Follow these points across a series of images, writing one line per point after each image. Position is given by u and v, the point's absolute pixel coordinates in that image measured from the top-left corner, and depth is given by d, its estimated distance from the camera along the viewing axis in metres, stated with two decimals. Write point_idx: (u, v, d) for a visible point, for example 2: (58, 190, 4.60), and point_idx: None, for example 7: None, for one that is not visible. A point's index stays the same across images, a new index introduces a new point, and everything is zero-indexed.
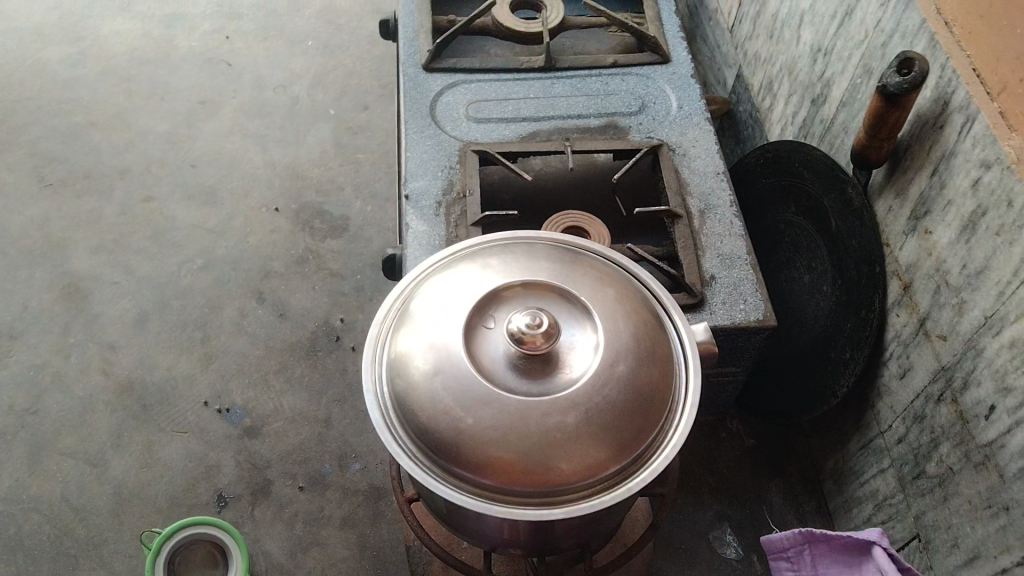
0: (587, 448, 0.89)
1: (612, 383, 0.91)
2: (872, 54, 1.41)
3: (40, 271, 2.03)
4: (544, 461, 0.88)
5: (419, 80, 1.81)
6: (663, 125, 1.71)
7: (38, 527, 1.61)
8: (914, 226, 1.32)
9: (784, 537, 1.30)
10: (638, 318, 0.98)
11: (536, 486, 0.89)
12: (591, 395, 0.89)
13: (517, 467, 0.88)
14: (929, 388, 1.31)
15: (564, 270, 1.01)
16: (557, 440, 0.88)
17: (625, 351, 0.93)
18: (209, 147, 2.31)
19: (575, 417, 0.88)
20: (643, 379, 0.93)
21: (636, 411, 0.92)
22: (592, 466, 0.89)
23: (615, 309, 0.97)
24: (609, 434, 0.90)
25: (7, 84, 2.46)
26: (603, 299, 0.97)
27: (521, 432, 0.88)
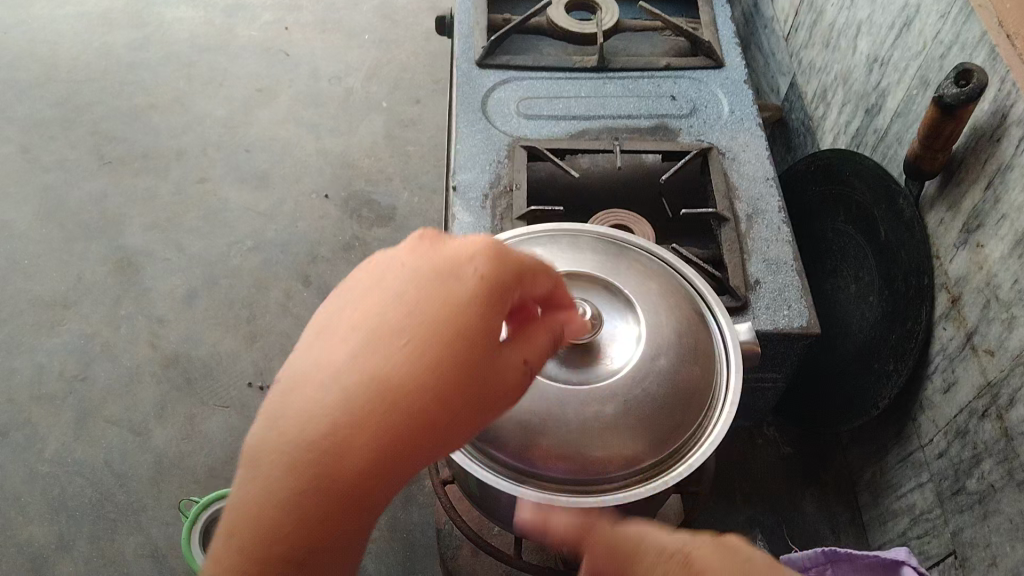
0: (624, 439, 0.89)
1: (652, 376, 0.91)
2: (929, 66, 1.40)
3: (94, 244, 2.09)
4: (582, 450, 0.88)
5: (473, 75, 1.83)
6: (713, 129, 1.71)
7: (80, 490, 1.66)
8: (965, 238, 1.29)
9: (805, 556, 1.29)
10: (682, 314, 0.98)
11: (571, 474, 0.88)
12: (631, 387, 0.90)
13: (555, 453, 0.88)
14: (973, 404, 1.27)
15: (609, 263, 1.02)
16: (594, 429, 0.88)
17: (667, 346, 0.94)
18: (263, 133, 2.36)
19: (613, 407, 0.89)
20: (684, 375, 0.93)
21: (675, 406, 0.92)
22: (630, 458, 0.89)
23: (659, 305, 0.97)
24: (647, 425, 0.90)
25: (74, 64, 2.54)
26: (647, 294, 0.98)
27: (559, 419, 0.88)
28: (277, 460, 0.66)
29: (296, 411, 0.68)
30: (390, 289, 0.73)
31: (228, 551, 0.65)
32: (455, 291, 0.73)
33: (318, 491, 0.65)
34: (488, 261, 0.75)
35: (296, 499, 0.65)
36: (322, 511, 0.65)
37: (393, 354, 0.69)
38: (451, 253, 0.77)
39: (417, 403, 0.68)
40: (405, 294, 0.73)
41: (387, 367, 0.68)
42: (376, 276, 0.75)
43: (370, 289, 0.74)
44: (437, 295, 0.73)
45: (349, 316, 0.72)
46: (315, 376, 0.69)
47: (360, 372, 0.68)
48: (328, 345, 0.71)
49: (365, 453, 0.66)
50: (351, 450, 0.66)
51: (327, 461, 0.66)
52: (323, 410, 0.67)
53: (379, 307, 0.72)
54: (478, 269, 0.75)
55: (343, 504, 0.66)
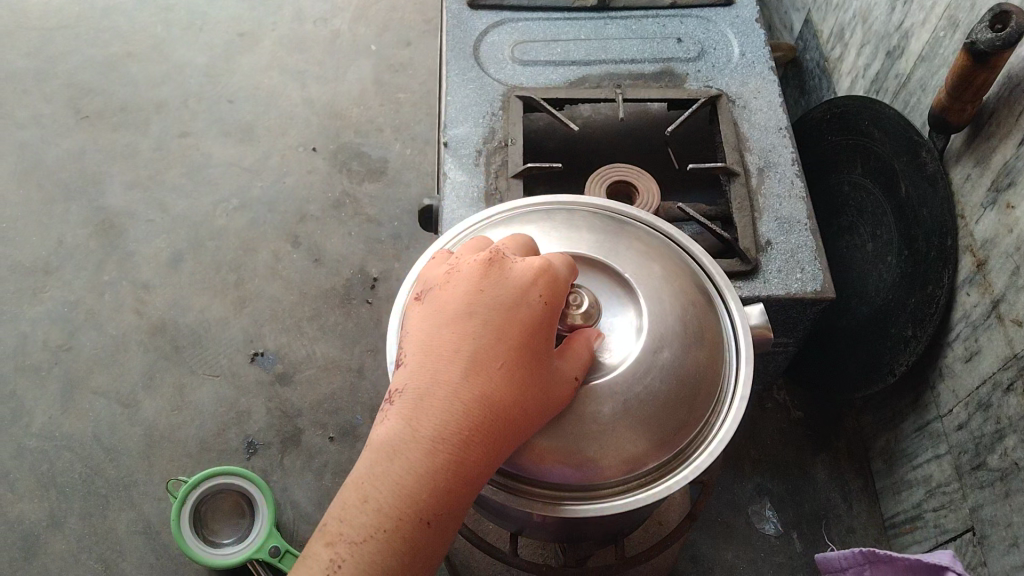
0: (626, 440, 0.82)
1: (654, 371, 0.83)
2: (960, 5, 1.28)
3: (74, 205, 2.02)
4: (580, 455, 0.81)
5: (464, 18, 1.70)
6: (722, 74, 1.59)
7: (71, 465, 1.66)
8: (994, 198, 1.19)
9: (843, 556, 1.17)
10: (688, 298, 0.89)
11: (570, 479, 0.82)
12: (632, 386, 0.82)
13: (550, 457, 0.81)
14: (997, 375, 1.19)
15: (607, 242, 0.92)
16: (593, 432, 0.81)
17: (669, 335, 0.85)
18: (246, 82, 2.24)
19: (612, 407, 0.81)
20: (690, 365, 0.85)
21: (679, 404, 0.84)
22: (632, 460, 0.82)
23: (661, 287, 0.88)
24: (649, 426, 0.82)
25: (44, 10, 2.41)
26: (649, 277, 0.88)
27: (555, 422, 0.81)
28: (404, 470, 0.68)
29: (410, 426, 0.70)
30: (469, 309, 0.74)
31: (350, 535, 0.67)
32: (540, 313, 0.75)
33: (441, 501, 0.69)
34: (550, 280, 0.76)
35: (424, 510, 0.68)
36: (449, 519, 0.69)
37: (496, 377, 0.72)
38: (518, 270, 0.76)
39: (515, 422, 0.73)
40: (487, 317, 0.74)
41: (492, 392, 0.72)
42: (456, 289, 0.75)
43: (454, 305, 0.74)
44: (527, 318, 0.74)
45: (446, 335, 0.73)
46: (427, 396, 0.71)
47: (472, 395, 0.71)
48: (428, 364, 0.73)
49: (479, 468, 0.71)
50: (467, 465, 0.70)
51: (452, 474, 0.69)
52: (443, 430, 0.70)
53: (473, 328, 0.73)
54: (543, 288, 0.75)
55: (459, 512, 0.70)
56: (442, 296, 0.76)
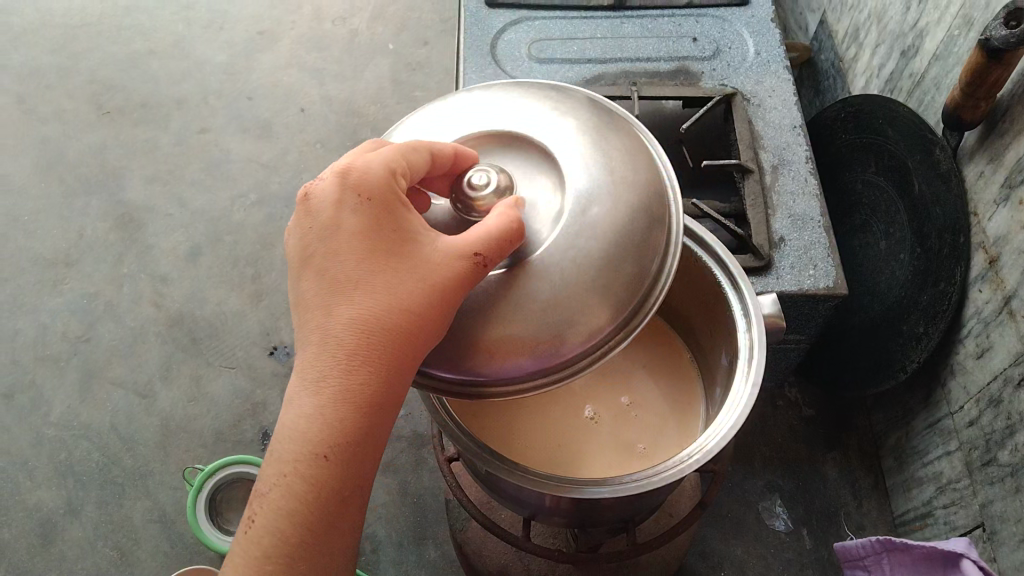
0: (576, 311, 0.72)
1: (585, 231, 0.73)
2: (975, 4, 1.28)
3: (94, 200, 2.05)
4: (526, 343, 0.72)
5: (482, 16, 1.72)
6: (737, 72, 1.60)
7: (89, 454, 1.68)
8: (1006, 195, 1.19)
9: (859, 543, 1.20)
10: (608, 143, 0.79)
11: (529, 367, 0.73)
12: (568, 249, 0.72)
13: (497, 353, 0.73)
14: (1008, 371, 1.19)
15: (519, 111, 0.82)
16: (533, 316, 0.72)
17: (596, 191, 0.75)
18: (265, 80, 2.27)
19: (548, 280, 0.72)
20: (629, 220, 0.75)
21: (628, 258, 0.74)
22: (592, 328, 0.73)
23: (573, 138, 0.78)
24: (597, 295, 0.73)
25: (68, 8, 2.45)
26: (560, 134, 0.79)
27: (487, 321, 0.74)
28: (293, 415, 0.71)
29: (296, 376, 0.73)
30: (305, 245, 0.73)
31: (265, 489, 0.71)
32: (368, 215, 0.72)
33: (338, 428, 0.70)
34: (360, 177, 0.72)
35: (320, 442, 0.70)
36: (354, 444, 0.71)
37: (359, 295, 0.72)
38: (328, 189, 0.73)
39: (392, 327, 0.72)
40: (324, 245, 0.73)
41: (360, 312, 0.72)
42: (294, 231, 0.75)
43: (298, 245, 0.74)
44: (359, 225, 0.72)
45: (302, 280, 0.74)
46: (304, 341, 0.73)
47: (340, 322, 0.72)
48: (298, 312, 0.74)
49: (368, 388, 0.71)
50: (353, 387, 0.71)
51: (339, 400, 0.71)
52: (319, 369, 0.71)
53: (315, 261, 0.73)
54: (356, 188, 0.72)
55: (367, 435, 0.72)
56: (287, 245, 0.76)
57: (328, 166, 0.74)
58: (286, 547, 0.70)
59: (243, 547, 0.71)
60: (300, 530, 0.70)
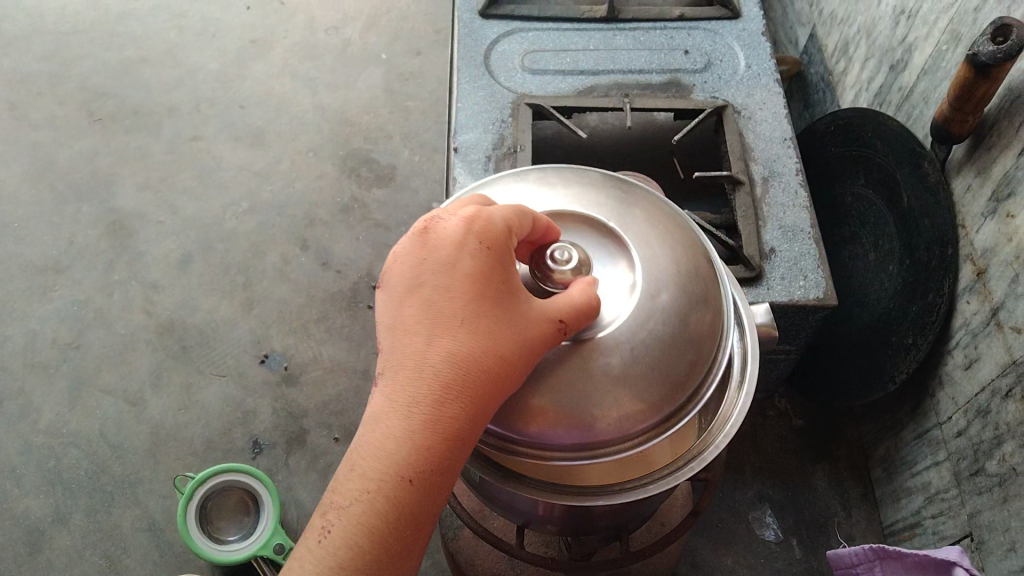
0: (637, 392, 0.75)
1: (656, 316, 0.77)
2: (962, 19, 1.30)
3: (85, 207, 2.04)
4: (586, 414, 0.75)
5: (475, 27, 1.73)
6: (728, 85, 1.62)
7: (77, 462, 1.67)
8: (994, 208, 1.20)
9: (853, 552, 1.20)
10: (676, 237, 0.84)
11: (580, 441, 0.75)
12: (636, 334, 0.76)
13: (554, 422, 0.75)
14: (996, 382, 1.21)
15: (589, 192, 0.86)
16: (598, 388, 0.75)
17: (667, 278, 0.79)
18: (258, 88, 2.27)
19: (618, 357, 0.75)
20: (692, 312, 0.79)
21: (687, 347, 0.78)
22: (645, 411, 0.76)
23: (646, 226, 0.83)
24: (657, 377, 0.76)
25: (60, 14, 2.44)
26: (635, 221, 0.83)
27: (553, 386, 0.75)
28: (382, 434, 0.68)
29: (386, 398, 0.70)
30: (416, 275, 0.73)
31: (340, 502, 0.67)
32: (485, 261, 0.73)
33: (426, 457, 0.68)
34: (484, 225, 0.74)
35: (410, 468, 0.67)
36: (436, 475, 0.68)
37: (462, 333, 0.71)
38: (448, 229, 0.74)
39: (491, 372, 0.70)
40: (437, 280, 0.72)
41: (460, 348, 0.71)
42: (404, 262, 0.74)
43: (407, 276, 0.74)
44: (475, 267, 0.73)
45: (404, 307, 0.73)
46: (397, 366, 0.71)
47: (440, 356, 0.70)
48: (393, 338, 0.72)
49: (459, 423, 0.69)
50: (446, 420, 0.69)
51: (432, 430, 0.68)
52: (414, 395, 0.69)
53: (424, 292, 0.72)
54: (479, 235, 0.74)
55: (448, 470, 0.69)
56: (389, 274, 0.75)
57: (453, 211, 0.76)
58: (356, 563, 0.65)
59: (308, 557, 0.66)
60: (372, 549, 0.66)
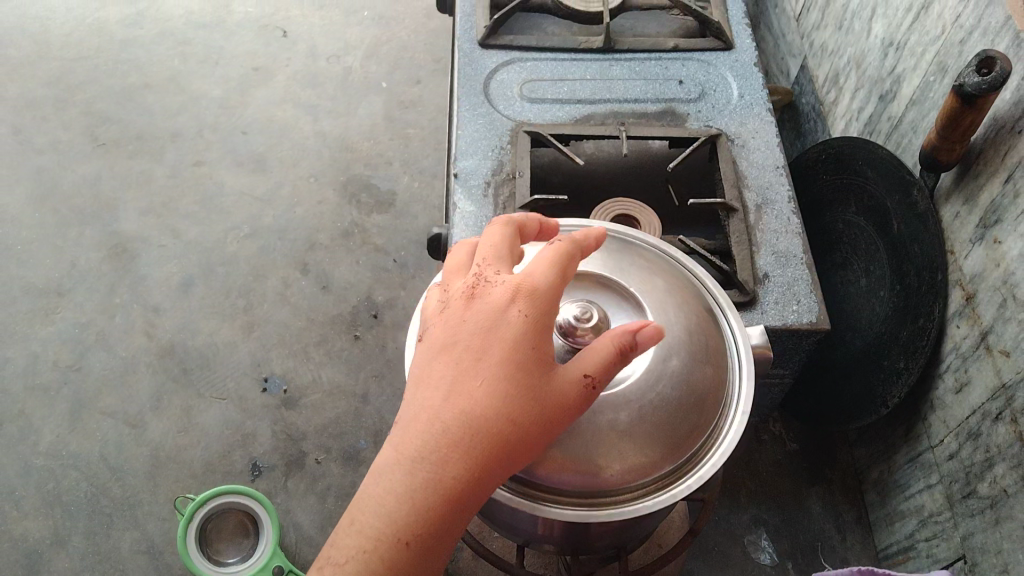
0: (640, 446, 0.86)
1: (665, 379, 0.87)
2: (948, 52, 1.35)
3: (88, 230, 2.07)
4: (595, 461, 0.85)
5: (475, 57, 1.77)
6: (722, 114, 1.66)
7: (77, 483, 1.67)
8: (982, 234, 1.24)
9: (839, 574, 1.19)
10: (689, 306, 0.95)
11: (585, 487, 0.85)
12: (644, 395, 0.86)
13: (566, 467, 0.85)
14: (986, 405, 1.23)
15: (612, 258, 0.99)
16: (608, 439, 0.85)
17: (677, 343, 0.90)
18: (260, 114, 2.31)
19: (627, 415, 0.85)
20: (697, 376, 0.90)
21: (691, 410, 0.88)
22: (646, 466, 0.86)
23: (660, 291, 0.95)
24: (661, 433, 0.87)
25: (66, 41, 2.49)
26: (652, 288, 0.95)
27: (570, 433, 0.85)
28: (387, 488, 0.72)
29: (397, 451, 0.74)
30: (453, 334, 0.78)
31: (337, 556, 0.71)
32: (519, 329, 0.77)
33: (423, 518, 0.72)
34: (530, 290, 0.77)
35: (409, 522, 0.72)
36: (432, 537, 0.72)
37: (479, 397, 0.75)
38: (496, 291, 0.79)
39: (500, 436, 0.75)
40: (471, 342, 0.77)
41: (474, 411, 0.74)
42: (444, 319, 0.79)
43: (443, 333, 0.79)
44: (507, 334, 0.77)
45: (435, 364, 0.78)
46: (415, 418, 0.76)
47: (453, 418, 0.74)
48: (418, 392, 0.77)
49: (460, 486, 0.73)
50: (449, 480, 0.73)
51: (432, 491, 0.72)
52: (423, 451, 0.73)
53: (454, 353, 0.77)
54: (523, 299, 0.77)
55: (446, 531, 0.73)
56: (431, 328, 0.80)
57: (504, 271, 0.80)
58: None
59: None
60: None
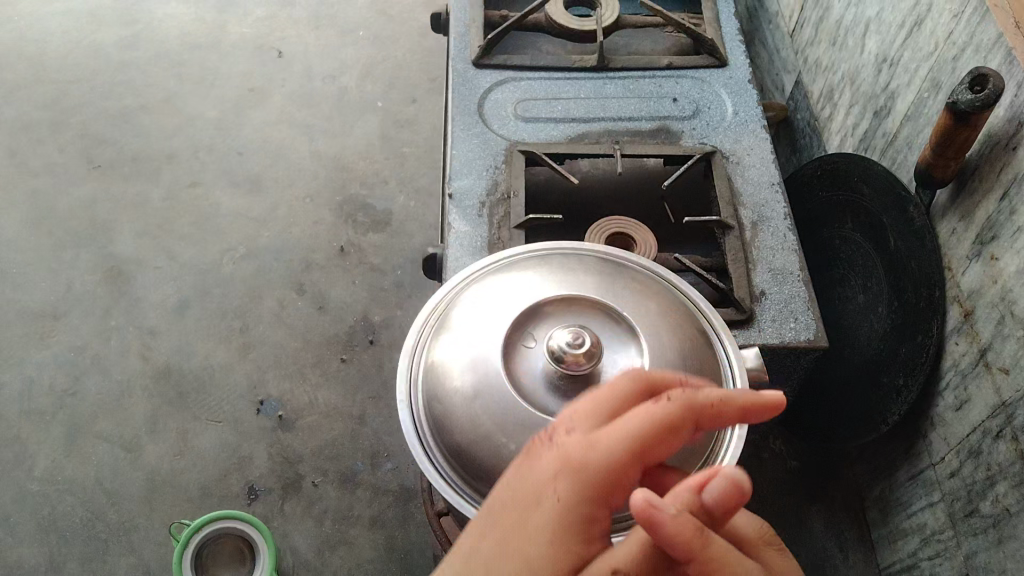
0: None
1: None
2: (941, 69, 1.35)
3: (84, 252, 2.06)
4: None
5: (469, 76, 1.77)
6: (716, 131, 1.66)
7: (72, 509, 1.66)
8: (979, 251, 1.23)
9: None
10: (681, 331, 0.98)
11: None
12: None
13: None
14: (987, 423, 1.22)
15: (604, 282, 1.01)
16: None
17: (670, 370, 0.92)
18: (255, 135, 2.31)
19: None
20: None
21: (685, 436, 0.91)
22: None
23: (653, 316, 0.97)
24: None
25: (62, 63, 2.49)
26: (644, 313, 0.97)
27: None
28: None
29: None
30: (497, 503, 0.66)
31: None
32: (557, 507, 0.62)
33: None
34: (583, 458, 0.63)
35: None
36: None
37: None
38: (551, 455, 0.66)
39: None
40: (507, 514, 0.65)
41: None
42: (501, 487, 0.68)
43: (494, 500, 0.67)
44: (544, 511, 0.63)
45: (469, 535, 0.66)
46: None
47: None
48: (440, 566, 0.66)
49: None
50: None
51: None
52: None
53: (486, 526, 0.65)
54: (574, 468, 0.63)
55: None
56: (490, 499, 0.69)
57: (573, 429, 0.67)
58: None
59: None
60: None
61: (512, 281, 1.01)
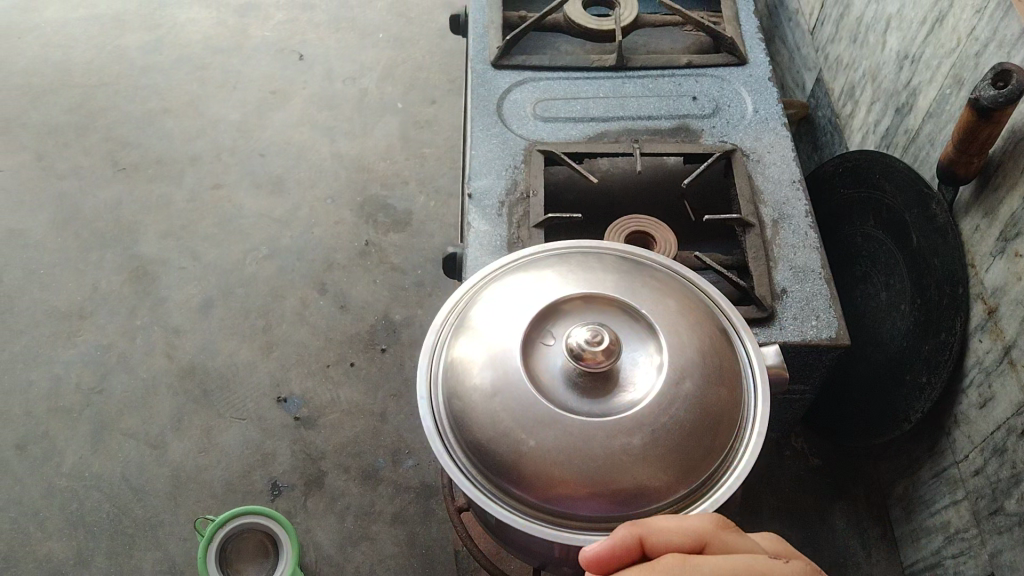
0: (655, 468, 0.90)
1: (678, 401, 0.91)
2: (964, 64, 1.34)
3: (110, 253, 2.09)
4: (611, 483, 0.89)
5: (488, 77, 1.78)
6: (736, 129, 1.65)
7: (99, 505, 1.69)
8: (1002, 247, 1.22)
9: None
10: (702, 327, 0.98)
11: (602, 510, 0.90)
12: (656, 417, 0.90)
13: (584, 490, 0.89)
14: (1011, 420, 1.21)
15: (623, 279, 1.01)
16: (623, 462, 0.89)
17: (689, 366, 0.93)
18: (277, 137, 2.34)
19: (641, 438, 0.89)
20: (710, 396, 0.93)
21: (705, 431, 0.92)
22: (661, 487, 0.90)
23: (672, 312, 0.98)
24: (675, 455, 0.90)
25: (87, 68, 2.53)
26: (663, 310, 0.98)
27: (586, 455, 0.88)
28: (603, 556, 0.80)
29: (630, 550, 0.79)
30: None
31: None
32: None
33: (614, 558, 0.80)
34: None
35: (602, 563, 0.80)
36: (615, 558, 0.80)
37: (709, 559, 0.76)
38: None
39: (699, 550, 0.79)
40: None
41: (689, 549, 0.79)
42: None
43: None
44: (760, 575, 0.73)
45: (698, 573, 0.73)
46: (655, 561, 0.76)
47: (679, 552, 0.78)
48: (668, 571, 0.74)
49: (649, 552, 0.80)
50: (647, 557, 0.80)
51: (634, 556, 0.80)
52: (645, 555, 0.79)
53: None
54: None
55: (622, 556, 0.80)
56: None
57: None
58: None
59: None
60: None
61: (530, 279, 1.02)
